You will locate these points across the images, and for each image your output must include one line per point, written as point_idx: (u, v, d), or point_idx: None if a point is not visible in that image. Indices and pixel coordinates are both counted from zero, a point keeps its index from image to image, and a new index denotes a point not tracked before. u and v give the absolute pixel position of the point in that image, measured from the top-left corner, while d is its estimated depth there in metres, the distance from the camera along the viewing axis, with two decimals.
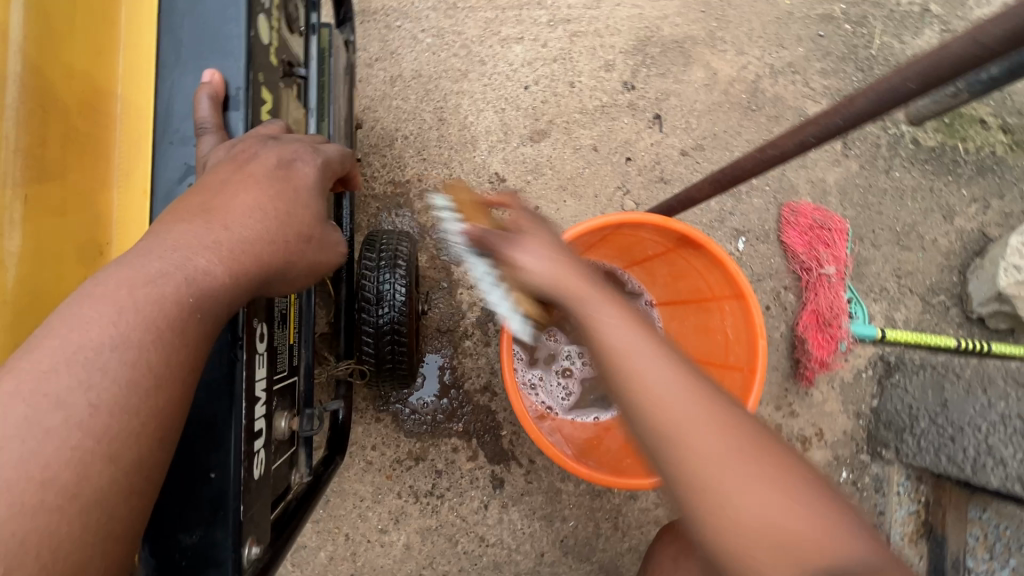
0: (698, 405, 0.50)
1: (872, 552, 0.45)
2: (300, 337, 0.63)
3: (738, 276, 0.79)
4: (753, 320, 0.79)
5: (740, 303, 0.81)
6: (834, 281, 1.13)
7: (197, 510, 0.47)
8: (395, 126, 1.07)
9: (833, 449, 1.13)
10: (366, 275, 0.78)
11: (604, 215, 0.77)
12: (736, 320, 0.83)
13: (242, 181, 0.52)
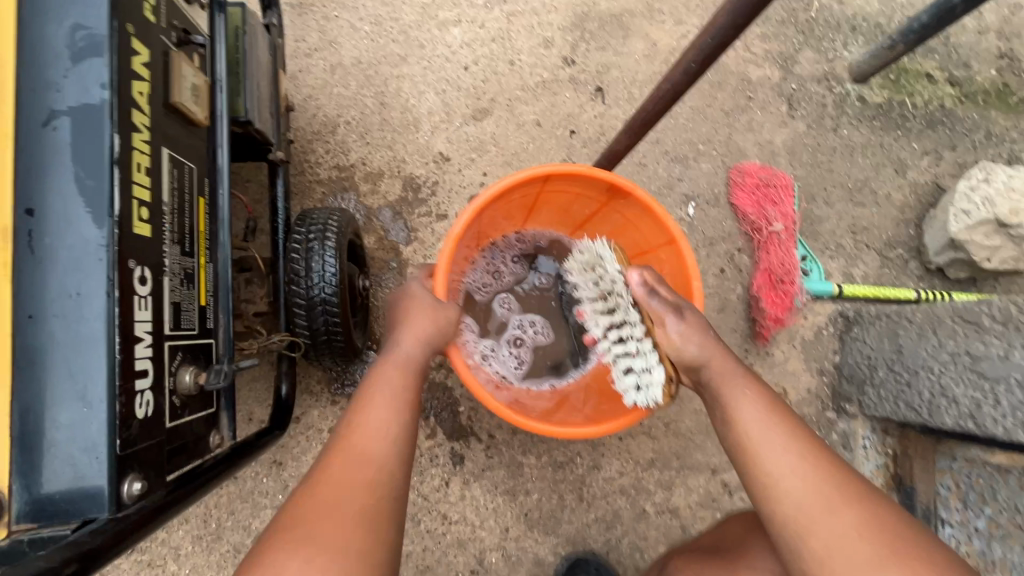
0: (746, 403, 0.68)
1: (817, 506, 0.60)
2: (213, 301, 0.62)
3: (665, 219, 0.80)
4: (685, 261, 0.80)
5: (674, 249, 0.82)
6: (783, 238, 1.13)
7: (67, 443, 0.46)
8: (337, 112, 1.09)
9: (798, 408, 1.13)
10: (298, 252, 0.79)
11: (533, 168, 0.78)
12: (672, 267, 0.84)
13: (422, 316, 0.74)
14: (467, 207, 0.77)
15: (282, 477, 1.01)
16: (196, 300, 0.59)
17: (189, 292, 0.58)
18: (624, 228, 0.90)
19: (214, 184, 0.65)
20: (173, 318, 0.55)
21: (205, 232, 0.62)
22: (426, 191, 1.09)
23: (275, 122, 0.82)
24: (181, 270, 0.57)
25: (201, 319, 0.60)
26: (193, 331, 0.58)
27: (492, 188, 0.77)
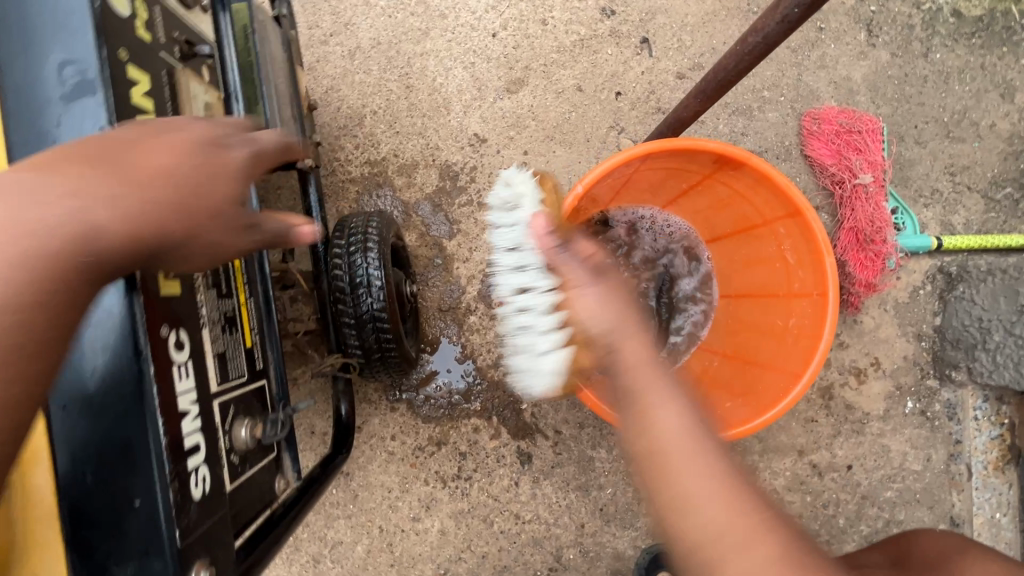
0: (649, 417, 0.51)
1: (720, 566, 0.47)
2: (258, 339, 0.58)
3: (789, 190, 0.66)
4: (812, 236, 0.67)
5: (797, 222, 0.69)
6: (871, 191, 0.99)
7: (121, 542, 0.41)
8: (361, 102, 1.01)
9: (893, 378, 1.02)
10: (339, 265, 0.74)
11: (626, 150, 0.67)
12: (796, 243, 0.71)
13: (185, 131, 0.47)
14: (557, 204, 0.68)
15: (351, 487, 0.99)
16: (239, 348, 0.55)
17: (234, 337, 0.54)
18: (727, 202, 0.78)
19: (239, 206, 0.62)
20: (220, 371, 0.51)
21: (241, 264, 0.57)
22: (465, 178, 1.01)
23: (300, 126, 0.75)
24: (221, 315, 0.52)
25: (249, 363, 0.56)
26: (243, 379, 0.54)
27: (582, 183, 0.68)
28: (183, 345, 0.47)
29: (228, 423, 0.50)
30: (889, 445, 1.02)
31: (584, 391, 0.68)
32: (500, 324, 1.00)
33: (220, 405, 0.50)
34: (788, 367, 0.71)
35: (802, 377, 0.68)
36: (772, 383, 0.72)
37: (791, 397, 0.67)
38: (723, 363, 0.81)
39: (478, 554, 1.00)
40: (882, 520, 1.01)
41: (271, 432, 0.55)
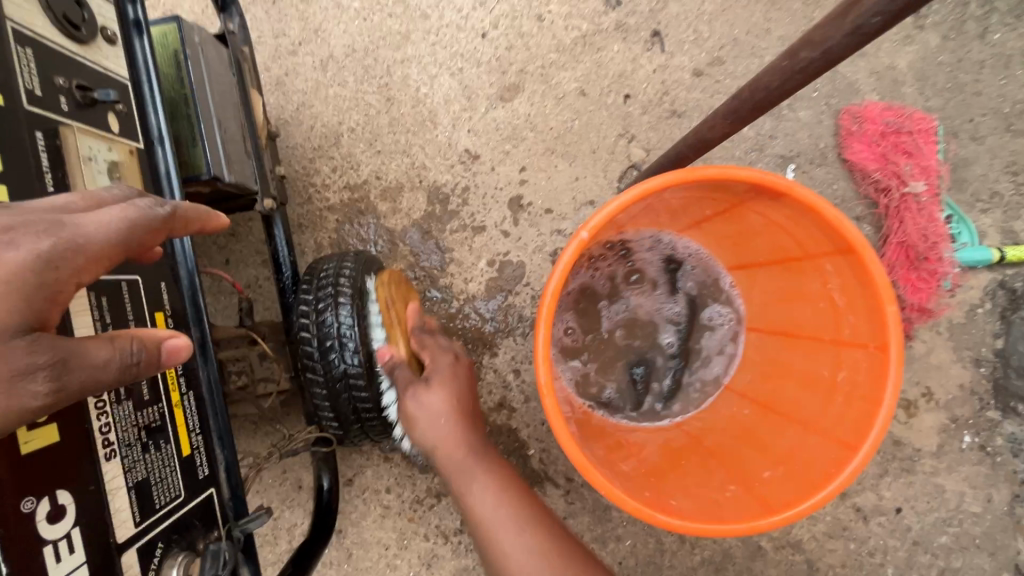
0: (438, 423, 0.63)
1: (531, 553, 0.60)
2: (203, 441, 0.50)
3: (841, 224, 0.56)
4: (869, 278, 0.57)
5: (850, 259, 0.58)
6: (924, 201, 0.86)
7: None
8: (337, 119, 0.89)
9: (948, 410, 0.90)
10: (308, 326, 0.64)
11: (643, 182, 0.56)
12: (846, 284, 0.61)
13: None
14: (563, 250, 0.57)
15: (345, 545, 0.91)
16: (168, 465, 0.46)
17: (161, 453, 0.46)
18: (761, 232, 0.66)
19: (172, 280, 0.51)
20: (137, 506, 0.44)
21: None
22: (456, 200, 0.90)
23: (257, 165, 0.64)
24: (139, 434, 0.45)
25: (188, 477, 0.48)
26: (178, 500, 0.47)
27: (592, 225, 0.57)
28: (66, 508, 0.39)
29: (150, 567, 0.44)
30: (944, 485, 0.91)
31: (599, 480, 0.56)
32: (501, 363, 0.90)
33: (136, 552, 0.43)
34: (839, 432, 0.60)
35: (861, 449, 0.57)
36: (820, 451, 0.61)
37: (849, 473, 0.57)
38: (755, 417, 0.69)
39: None
40: (936, 568, 0.91)
41: (212, 568, 0.45)
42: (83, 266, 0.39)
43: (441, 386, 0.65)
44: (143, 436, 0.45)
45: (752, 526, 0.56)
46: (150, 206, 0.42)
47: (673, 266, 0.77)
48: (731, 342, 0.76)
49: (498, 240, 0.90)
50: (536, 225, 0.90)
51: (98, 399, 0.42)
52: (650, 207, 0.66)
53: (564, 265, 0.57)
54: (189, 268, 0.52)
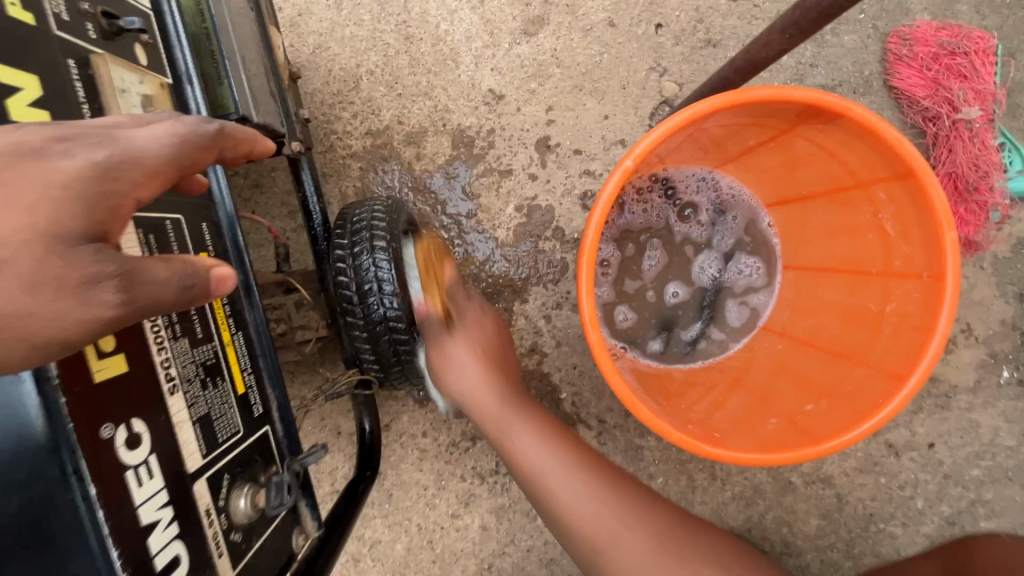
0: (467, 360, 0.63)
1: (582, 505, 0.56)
2: (255, 381, 0.51)
3: (900, 146, 0.53)
4: (928, 202, 0.54)
5: (907, 184, 0.56)
6: (976, 127, 0.82)
7: None
8: (354, 61, 0.86)
9: (988, 345, 0.89)
10: (344, 270, 0.63)
11: (692, 106, 0.54)
12: (900, 211, 0.58)
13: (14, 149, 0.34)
14: (607, 180, 0.55)
15: (385, 487, 0.94)
16: (226, 400, 0.47)
17: (217, 389, 0.46)
18: (808, 162, 0.64)
19: (213, 221, 0.52)
20: (203, 438, 0.43)
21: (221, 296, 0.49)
22: (482, 143, 0.87)
23: (284, 109, 0.62)
24: (197, 370, 0.45)
25: (244, 414, 0.49)
26: (237, 434, 0.47)
27: (636, 153, 0.54)
28: (141, 437, 0.38)
29: (220, 497, 0.43)
30: (979, 420, 0.91)
31: (645, 414, 0.56)
32: (531, 309, 0.89)
33: (207, 482, 0.43)
34: (887, 363, 0.60)
35: (912, 378, 0.56)
36: (867, 383, 0.60)
37: (898, 401, 0.56)
38: (796, 351, 0.69)
39: (522, 548, 0.95)
40: (967, 500, 0.92)
41: (276, 500, 0.47)
42: (141, 177, 0.37)
43: (464, 334, 0.65)
44: (201, 372, 0.45)
45: (798, 456, 0.56)
46: (199, 124, 0.42)
47: (707, 201, 0.76)
48: (762, 279, 0.75)
49: (525, 183, 0.87)
50: (565, 166, 0.87)
51: (157, 331, 0.42)
52: (692, 139, 0.64)
53: (607, 198, 0.55)
54: (226, 209, 0.52)
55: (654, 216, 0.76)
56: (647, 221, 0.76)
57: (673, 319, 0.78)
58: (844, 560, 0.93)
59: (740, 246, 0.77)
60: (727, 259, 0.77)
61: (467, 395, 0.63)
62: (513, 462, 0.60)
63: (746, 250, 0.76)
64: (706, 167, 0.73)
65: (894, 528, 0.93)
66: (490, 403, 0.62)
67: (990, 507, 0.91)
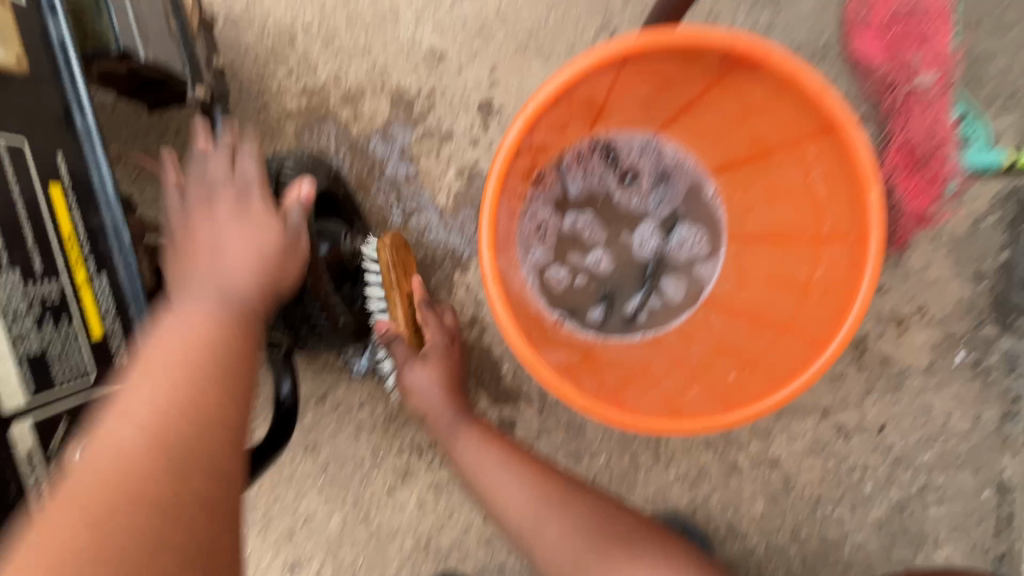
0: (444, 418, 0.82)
1: (569, 533, 0.74)
2: (119, 326, 0.49)
3: (823, 97, 0.50)
4: (855, 160, 0.51)
5: (833, 140, 0.53)
6: (933, 95, 0.78)
7: None
8: (290, 15, 0.82)
9: (943, 326, 0.86)
10: None
11: (602, 46, 0.50)
12: (829, 170, 0.55)
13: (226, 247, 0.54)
14: (511, 126, 0.52)
15: (320, 459, 0.91)
16: (78, 343, 0.45)
17: (60, 330, 0.44)
18: (743, 120, 0.61)
19: (76, 156, 0.48)
20: (32, 377, 0.42)
21: (77, 234, 0.47)
22: (422, 105, 0.84)
23: (187, 51, 0.59)
24: (33, 306, 0.42)
25: (100, 359, 0.47)
26: (85, 378, 0.46)
27: (540, 97, 0.51)
28: None
29: (52, 443, 0.43)
30: (932, 403, 0.88)
31: (546, 374, 0.54)
32: (472, 279, 0.87)
33: (30, 425, 0.42)
34: (813, 331, 0.57)
35: (831, 345, 0.53)
36: (791, 352, 0.58)
37: (813, 372, 0.54)
38: (730, 323, 0.66)
39: (461, 525, 0.93)
40: (917, 485, 0.89)
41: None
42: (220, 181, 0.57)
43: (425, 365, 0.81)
44: (38, 310, 0.43)
45: (708, 424, 0.53)
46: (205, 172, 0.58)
47: (646, 169, 0.72)
48: (707, 249, 0.71)
49: (467, 148, 0.84)
50: (508, 131, 0.84)
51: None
52: (618, 94, 0.61)
53: (509, 145, 0.52)
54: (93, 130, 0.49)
55: (592, 182, 0.73)
56: (585, 187, 0.73)
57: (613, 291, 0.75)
58: (790, 545, 0.91)
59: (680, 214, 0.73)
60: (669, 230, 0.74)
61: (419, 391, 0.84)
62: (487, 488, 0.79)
63: (688, 218, 0.73)
64: (648, 131, 0.70)
65: (841, 512, 0.91)
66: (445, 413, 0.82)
67: (941, 493, 0.89)
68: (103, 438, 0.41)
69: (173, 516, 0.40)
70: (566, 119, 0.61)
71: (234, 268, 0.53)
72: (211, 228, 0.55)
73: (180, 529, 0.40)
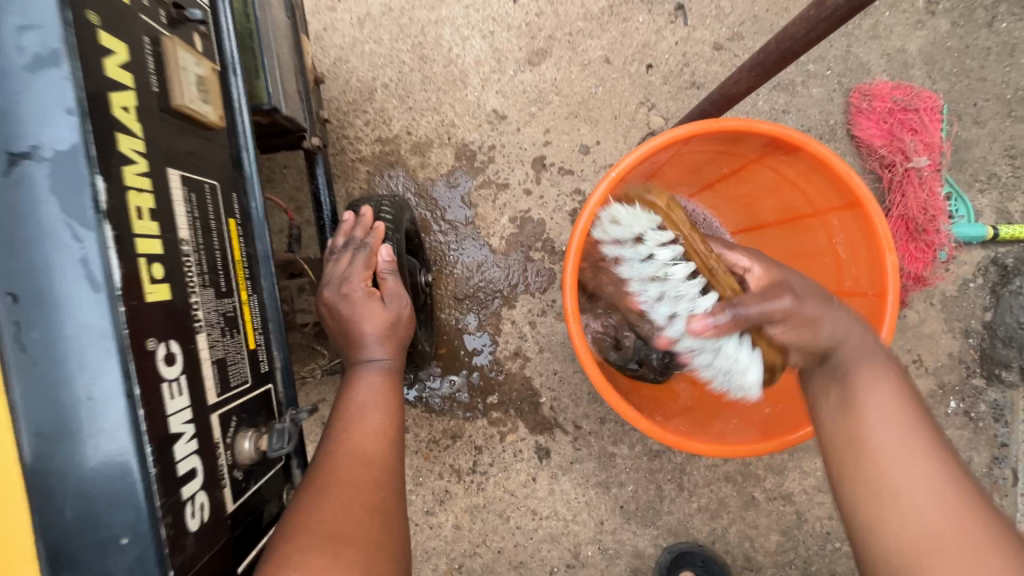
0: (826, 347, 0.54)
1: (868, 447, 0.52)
2: (264, 343, 0.53)
3: (850, 179, 0.60)
4: (874, 230, 0.61)
5: (856, 213, 0.63)
6: (926, 175, 0.91)
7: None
8: (372, 74, 0.93)
9: (937, 376, 0.96)
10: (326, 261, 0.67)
11: (672, 130, 0.61)
12: (851, 238, 0.65)
13: (357, 318, 0.62)
14: (596, 188, 0.62)
15: None
16: (254, 356, 0.50)
17: (235, 341, 0.47)
18: (773, 192, 0.72)
19: (241, 199, 0.54)
20: (219, 377, 0.45)
21: (243, 261, 0.52)
22: (483, 158, 0.94)
23: (309, 109, 0.70)
24: (218, 318, 0.46)
25: (254, 367, 0.50)
26: (246, 384, 0.48)
27: (621, 166, 0.62)
28: (176, 357, 0.40)
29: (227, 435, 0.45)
30: None
31: (616, 401, 0.61)
32: (518, 315, 0.95)
33: (218, 418, 0.44)
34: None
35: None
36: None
37: None
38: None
39: (493, 549, 0.97)
40: None
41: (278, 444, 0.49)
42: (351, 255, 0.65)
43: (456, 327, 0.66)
44: (221, 322, 0.46)
45: (752, 450, 0.61)
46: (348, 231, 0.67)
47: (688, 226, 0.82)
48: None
49: (521, 197, 0.94)
50: (558, 185, 0.94)
51: (189, 274, 0.44)
52: (671, 164, 0.71)
53: (596, 202, 0.61)
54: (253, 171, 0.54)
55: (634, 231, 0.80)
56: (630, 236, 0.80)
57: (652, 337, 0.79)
58: None
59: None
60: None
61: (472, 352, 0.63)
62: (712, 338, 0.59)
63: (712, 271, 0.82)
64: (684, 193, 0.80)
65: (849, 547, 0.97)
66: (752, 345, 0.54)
67: None
68: (348, 428, 0.54)
69: (373, 513, 0.47)
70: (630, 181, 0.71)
71: (365, 343, 0.61)
72: (331, 313, 0.63)
73: (382, 526, 0.47)
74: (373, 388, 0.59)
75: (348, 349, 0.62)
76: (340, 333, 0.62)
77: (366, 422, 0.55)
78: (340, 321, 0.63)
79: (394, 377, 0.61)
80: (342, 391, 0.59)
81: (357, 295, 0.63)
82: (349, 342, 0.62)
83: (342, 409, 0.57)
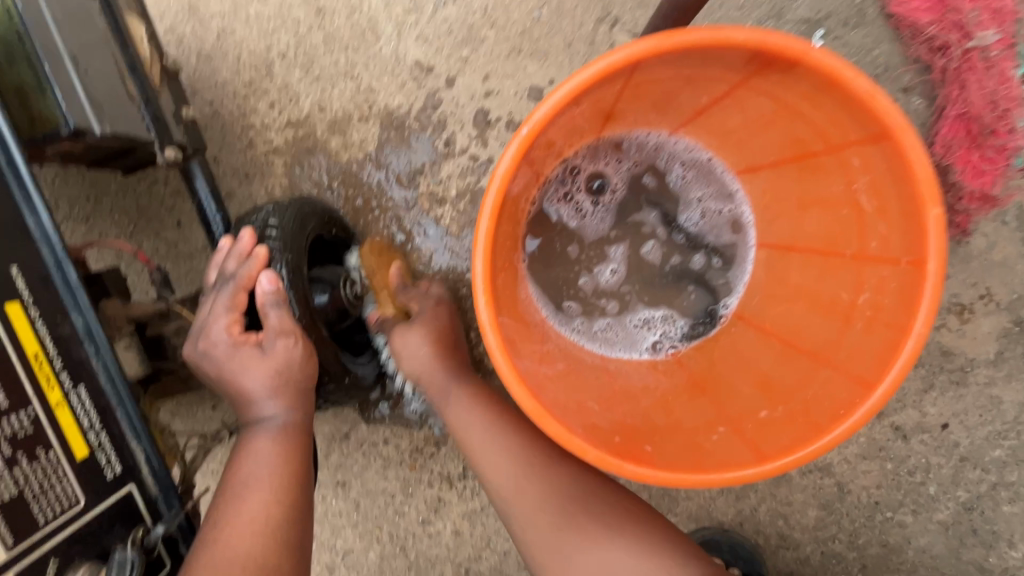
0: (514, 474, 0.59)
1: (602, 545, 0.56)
2: (107, 439, 0.46)
3: (872, 102, 0.42)
4: (910, 168, 0.44)
5: (883, 148, 0.45)
6: (994, 56, 0.68)
7: None
8: (264, 43, 0.77)
9: (1012, 312, 0.77)
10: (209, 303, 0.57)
11: (608, 57, 0.43)
12: (878, 183, 0.47)
13: (246, 370, 0.54)
14: (505, 150, 0.45)
15: (351, 497, 0.90)
16: (84, 466, 0.44)
17: (39, 464, 0.42)
18: (770, 121, 0.53)
19: (37, 266, 0.45)
20: (10, 525, 0.40)
21: (48, 352, 0.44)
22: (413, 124, 0.77)
23: (151, 113, 0.56)
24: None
25: (88, 480, 0.44)
26: (71, 507, 0.43)
27: (535, 119, 0.44)
28: None
29: None
30: (1003, 397, 0.80)
31: (554, 428, 0.48)
32: None
33: None
34: (854, 365, 0.50)
35: (879, 388, 0.47)
36: (829, 389, 0.51)
37: (862, 416, 0.47)
38: (756, 343, 0.58)
39: (499, 551, 0.89)
40: (987, 483, 0.82)
41: None
42: (234, 292, 0.55)
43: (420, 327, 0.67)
44: (6, 451, 0.40)
45: (735, 479, 0.48)
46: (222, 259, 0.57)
47: (631, 165, 0.62)
48: (730, 232, 0.62)
49: (468, 167, 0.77)
50: (510, 143, 0.77)
51: None
52: (623, 103, 0.53)
53: (503, 175, 0.45)
54: (43, 223, 0.45)
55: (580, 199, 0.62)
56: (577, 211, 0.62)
57: (641, 309, 0.64)
58: (848, 552, 0.85)
59: (687, 199, 0.63)
60: (675, 226, 0.64)
61: (418, 368, 0.67)
62: (473, 460, 0.62)
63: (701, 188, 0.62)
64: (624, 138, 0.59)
65: (902, 516, 0.84)
66: (436, 369, 0.66)
67: (1015, 491, 0.82)
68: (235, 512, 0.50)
69: None
70: (572, 127, 0.53)
71: (260, 399, 0.54)
72: (214, 364, 0.54)
73: None
74: (268, 455, 0.53)
75: (245, 405, 0.55)
76: (225, 384, 0.55)
77: (253, 503, 0.50)
78: (227, 376, 0.54)
79: (299, 433, 0.55)
80: (237, 458, 0.53)
81: (238, 344, 0.54)
82: (245, 396, 0.54)
83: (234, 486, 0.51)
